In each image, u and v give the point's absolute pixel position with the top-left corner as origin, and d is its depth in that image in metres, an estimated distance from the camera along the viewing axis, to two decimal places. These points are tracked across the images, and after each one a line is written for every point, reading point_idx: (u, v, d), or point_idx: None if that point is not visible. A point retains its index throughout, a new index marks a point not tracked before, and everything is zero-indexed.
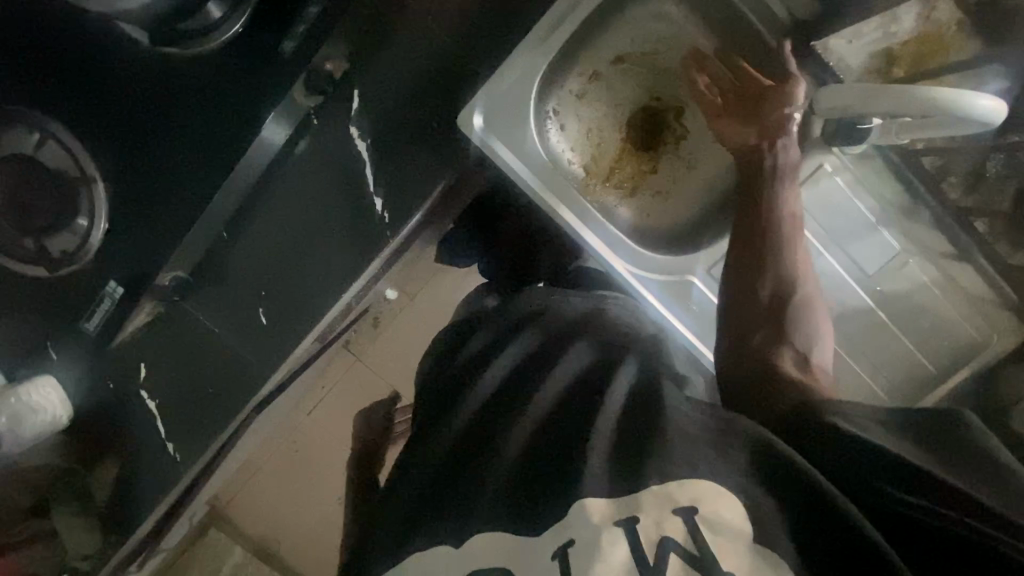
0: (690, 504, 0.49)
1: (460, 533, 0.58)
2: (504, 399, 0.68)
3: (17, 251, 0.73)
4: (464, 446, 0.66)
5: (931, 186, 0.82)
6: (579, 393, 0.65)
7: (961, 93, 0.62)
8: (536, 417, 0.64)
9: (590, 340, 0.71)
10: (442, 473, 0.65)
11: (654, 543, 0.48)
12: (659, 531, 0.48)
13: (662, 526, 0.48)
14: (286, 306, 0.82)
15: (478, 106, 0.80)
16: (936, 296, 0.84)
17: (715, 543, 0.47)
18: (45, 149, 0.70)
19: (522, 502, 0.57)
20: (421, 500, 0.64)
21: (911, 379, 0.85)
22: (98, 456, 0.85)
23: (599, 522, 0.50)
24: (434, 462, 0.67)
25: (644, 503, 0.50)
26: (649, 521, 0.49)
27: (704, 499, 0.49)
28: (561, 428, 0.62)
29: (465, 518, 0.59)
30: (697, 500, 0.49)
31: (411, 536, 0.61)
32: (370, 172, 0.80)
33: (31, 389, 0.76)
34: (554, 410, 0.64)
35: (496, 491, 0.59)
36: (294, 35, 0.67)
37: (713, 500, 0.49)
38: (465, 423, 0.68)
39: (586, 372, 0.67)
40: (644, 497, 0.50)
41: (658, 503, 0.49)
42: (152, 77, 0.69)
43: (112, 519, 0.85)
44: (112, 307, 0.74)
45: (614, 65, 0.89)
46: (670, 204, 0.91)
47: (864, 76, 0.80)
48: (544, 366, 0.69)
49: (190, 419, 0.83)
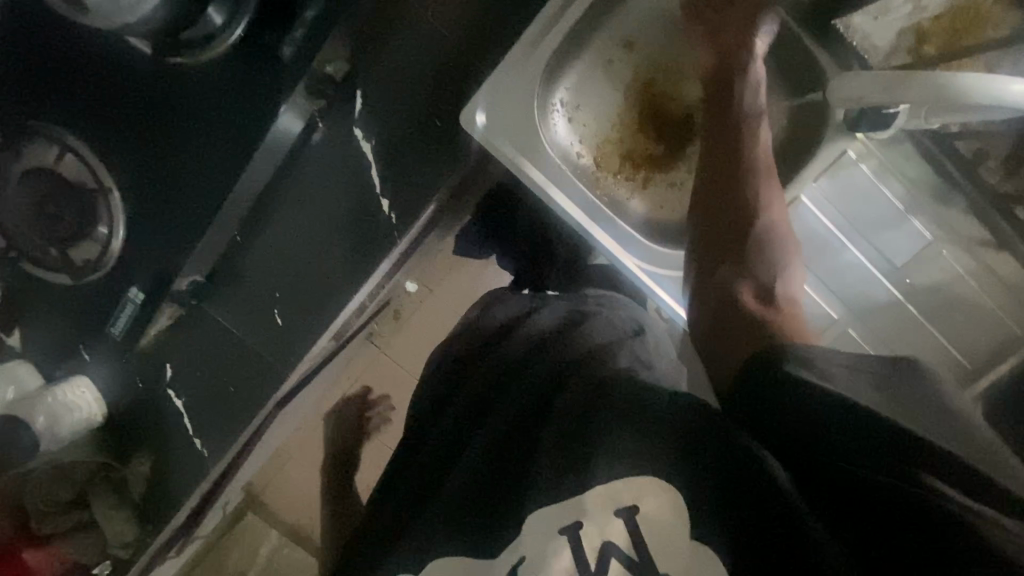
0: (632, 504, 0.53)
1: (428, 550, 0.64)
2: (483, 408, 0.73)
3: (45, 260, 0.76)
4: (448, 448, 0.73)
5: (968, 172, 0.76)
6: (541, 390, 0.68)
7: (989, 78, 0.58)
8: (500, 424, 0.68)
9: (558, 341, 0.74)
10: (429, 476, 0.73)
11: (597, 550, 0.52)
12: (603, 537, 0.52)
13: (604, 533, 0.53)
14: (300, 308, 0.83)
15: (480, 103, 0.78)
16: (971, 287, 0.79)
17: (652, 542, 0.51)
18: (63, 162, 0.72)
19: (482, 517, 0.62)
20: (412, 501, 0.73)
21: (947, 374, 0.80)
22: (131, 452, 0.88)
23: (547, 530, 0.55)
24: (423, 464, 0.75)
25: (591, 507, 0.54)
26: (593, 529, 0.53)
27: (643, 498, 0.53)
28: (523, 430, 0.66)
29: (434, 528, 0.65)
30: (637, 501, 0.53)
31: (399, 546, 0.69)
32: (377, 174, 0.79)
33: (67, 388, 0.81)
34: (518, 412, 0.68)
35: (463, 496, 0.64)
36: (292, 39, 0.68)
37: (651, 497, 0.52)
38: (446, 428, 0.75)
39: (554, 367, 0.70)
40: (587, 501, 0.54)
41: (603, 508, 0.53)
42: (161, 87, 0.71)
43: (146, 510, 0.89)
44: (135, 312, 0.77)
45: (625, 55, 0.85)
46: (684, 195, 0.87)
47: (894, 55, 0.75)
48: (519, 369, 0.73)
49: (213, 417, 0.86)
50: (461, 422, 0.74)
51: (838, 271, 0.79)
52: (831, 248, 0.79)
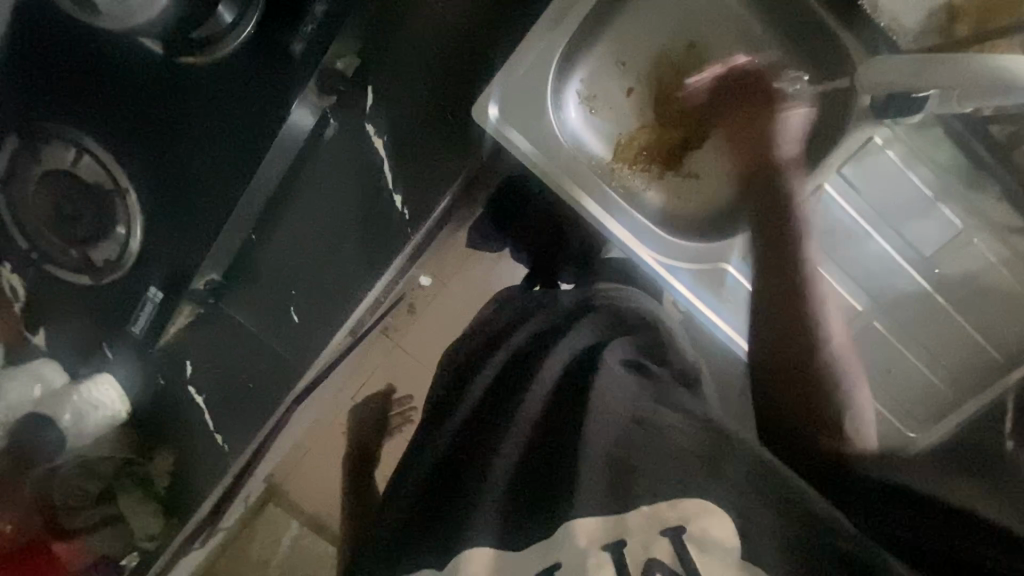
0: (679, 524, 0.54)
1: (453, 549, 0.62)
2: (505, 397, 0.72)
3: (65, 260, 0.77)
4: (468, 438, 0.72)
5: (1000, 159, 0.71)
6: (570, 383, 0.69)
7: None
8: (530, 421, 0.68)
9: (584, 330, 0.74)
10: (446, 459, 0.72)
11: (640, 566, 0.53)
12: (647, 554, 0.53)
13: (649, 548, 0.53)
14: (317, 304, 0.84)
15: (494, 96, 0.77)
16: (1007, 277, 0.74)
17: (698, 557, 0.52)
18: (80, 163, 0.72)
19: (517, 521, 0.62)
20: (423, 496, 0.71)
21: (972, 371, 0.79)
22: (153, 447, 0.89)
23: (586, 544, 0.55)
24: (440, 452, 0.73)
25: (632, 525, 0.55)
26: (637, 544, 0.54)
27: (692, 519, 0.54)
28: (554, 429, 0.67)
29: (460, 528, 0.63)
30: (684, 520, 0.54)
31: (417, 547, 0.66)
32: (389, 171, 0.81)
33: (90, 386, 0.81)
34: (546, 408, 0.69)
35: (497, 492, 0.64)
36: (303, 36, 0.67)
37: (699, 518, 0.54)
38: (466, 417, 0.73)
39: (576, 365, 0.70)
40: (631, 519, 0.55)
41: (646, 526, 0.54)
42: (173, 85, 0.70)
43: (171, 504, 0.90)
44: (156, 310, 0.77)
45: (646, 35, 0.83)
46: (701, 184, 0.86)
47: (920, 37, 0.72)
48: (541, 355, 0.72)
49: (234, 412, 0.87)
50: (481, 410, 0.73)
51: (859, 259, 0.79)
52: (855, 238, 0.78)
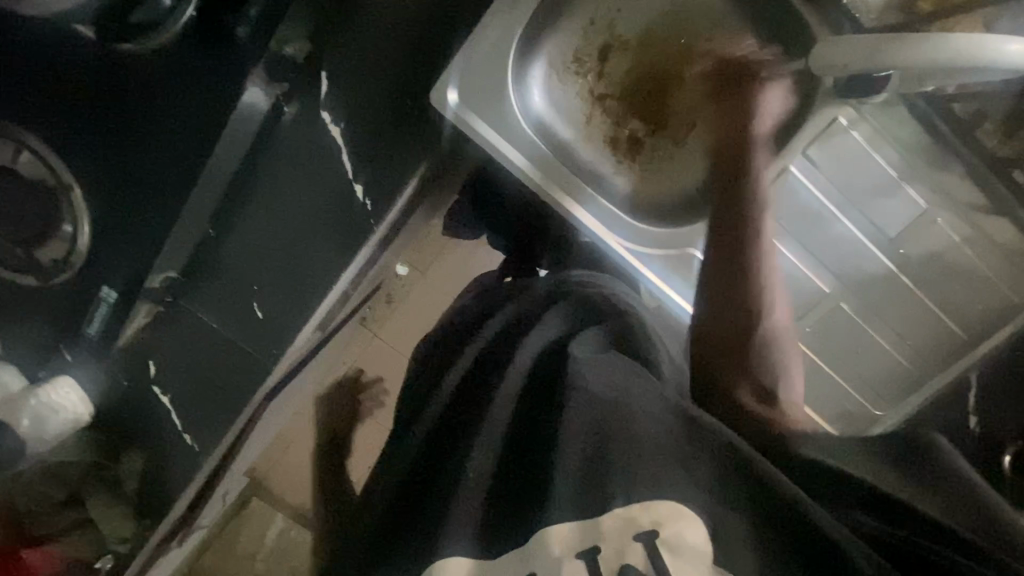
0: (651, 526, 0.50)
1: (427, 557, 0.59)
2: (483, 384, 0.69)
3: (12, 261, 0.72)
4: (435, 451, 0.68)
5: (961, 134, 0.71)
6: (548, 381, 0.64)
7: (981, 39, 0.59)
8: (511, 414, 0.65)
9: (563, 311, 0.70)
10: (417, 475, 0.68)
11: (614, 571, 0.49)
12: (620, 559, 0.49)
13: (622, 553, 0.49)
14: (282, 299, 0.79)
15: (452, 81, 0.74)
16: (965, 254, 0.76)
17: (672, 563, 0.48)
18: (20, 161, 0.69)
19: (500, 525, 0.58)
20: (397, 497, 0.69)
21: (938, 351, 0.82)
22: (120, 451, 0.83)
23: (561, 553, 0.51)
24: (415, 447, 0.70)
25: (607, 531, 0.51)
26: (610, 551, 0.50)
27: (664, 522, 0.49)
28: (527, 437, 0.63)
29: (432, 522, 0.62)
30: (658, 524, 0.49)
31: (389, 547, 0.65)
32: (347, 158, 0.77)
33: (45, 392, 0.75)
34: (518, 414, 0.65)
35: (475, 503, 0.60)
36: (246, 19, 0.67)
37: (673, 520, 0.49)
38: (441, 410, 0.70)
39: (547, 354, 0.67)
40: (604, 523, 0.51)
41: (620, 530, 0.50)
42: (117, 80, 0.69)
43: (144, 505, 0.84)
44: (109, 312, 0.74)
45: (609, 21, 0.81)
46: (672, 174, 0.85)
47: (886, 11, 0.71)
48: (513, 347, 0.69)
49: (202, 413, 0.82)
50: (458, 402, 0.69)
51: (827, 243, 0.79)
52: (822, 220, 0.79)
